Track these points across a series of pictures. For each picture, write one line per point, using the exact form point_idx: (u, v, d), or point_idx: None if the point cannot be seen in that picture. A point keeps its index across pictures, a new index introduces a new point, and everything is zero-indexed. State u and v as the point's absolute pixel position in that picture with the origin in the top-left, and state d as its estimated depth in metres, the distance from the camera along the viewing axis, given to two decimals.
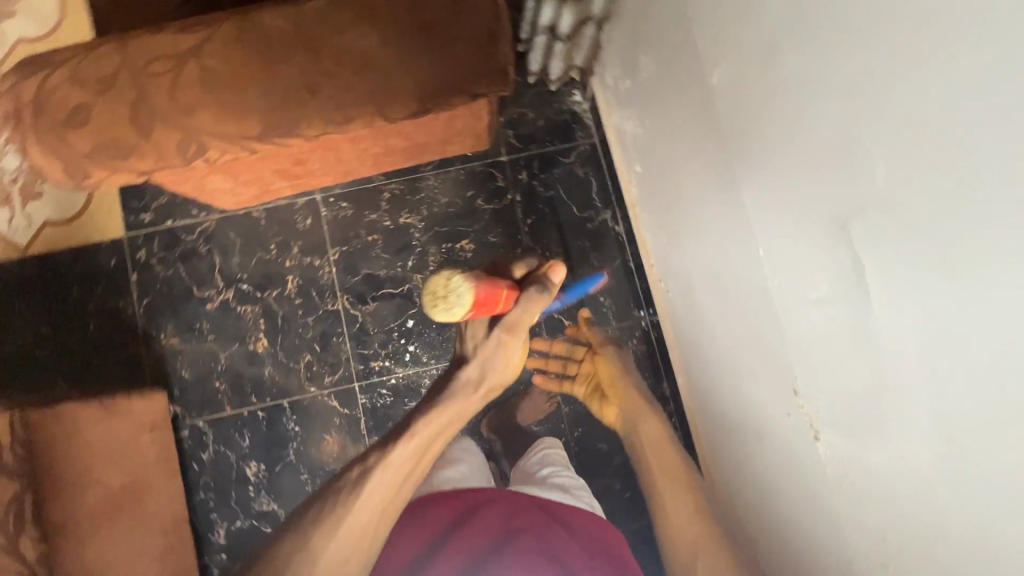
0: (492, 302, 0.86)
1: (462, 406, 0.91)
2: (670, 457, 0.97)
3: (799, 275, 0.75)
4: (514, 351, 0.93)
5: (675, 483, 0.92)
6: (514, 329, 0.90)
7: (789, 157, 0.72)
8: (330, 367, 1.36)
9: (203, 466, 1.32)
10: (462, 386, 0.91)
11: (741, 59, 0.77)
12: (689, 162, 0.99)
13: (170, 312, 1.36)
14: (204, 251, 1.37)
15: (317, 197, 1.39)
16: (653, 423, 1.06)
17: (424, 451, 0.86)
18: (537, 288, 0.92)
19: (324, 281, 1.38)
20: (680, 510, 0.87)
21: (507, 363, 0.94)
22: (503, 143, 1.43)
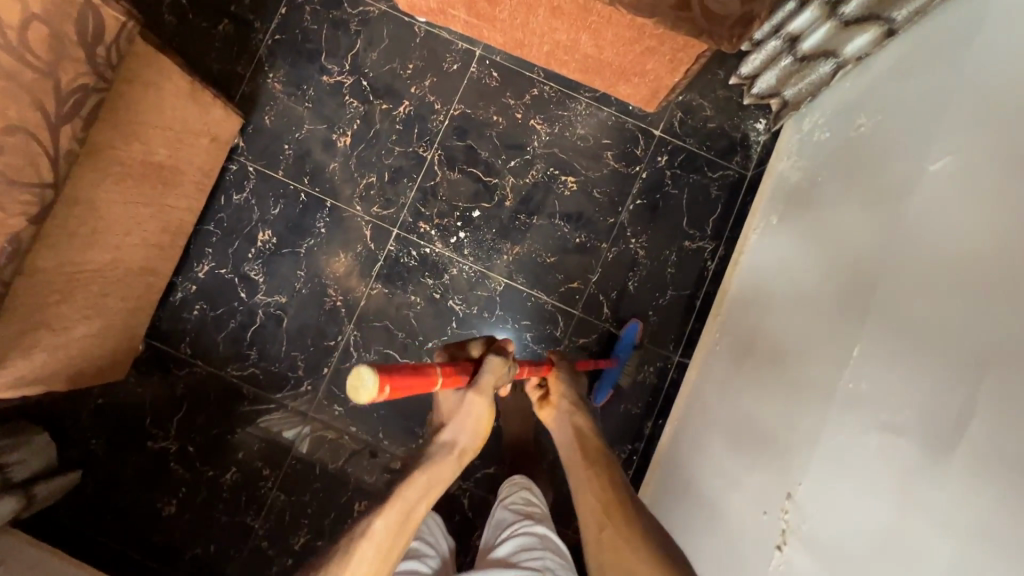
0: (428, 382, 0.65)
1: (439, 468, 0.73)
2: (591, 446, 0.88)
3: (879, 390, 0.68)
4: (484, 420, 0.75)
5: (587, 462, 0.85)
6: (479, 392, 0.74)
7: (952, 276, 0.65)
8: (385, 201, 1.33)
9: (228, 204, 1.32)
10: (438, 448, 0.75)
11: (972, 158, 0.69)
12: (836, 236, 0.92)
13: (290, 59, 1.33)
14: (352, 29, 1.33)
15: (477, 51, 1.34)
16: (574, 418, 0.93)
17: (400, 528, 0.71)
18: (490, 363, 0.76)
19: (431, 127, 1.33)
20: (588, 494, 0.82)
21: (472, 424, 0.74)
22: (666, 119, 1.34)
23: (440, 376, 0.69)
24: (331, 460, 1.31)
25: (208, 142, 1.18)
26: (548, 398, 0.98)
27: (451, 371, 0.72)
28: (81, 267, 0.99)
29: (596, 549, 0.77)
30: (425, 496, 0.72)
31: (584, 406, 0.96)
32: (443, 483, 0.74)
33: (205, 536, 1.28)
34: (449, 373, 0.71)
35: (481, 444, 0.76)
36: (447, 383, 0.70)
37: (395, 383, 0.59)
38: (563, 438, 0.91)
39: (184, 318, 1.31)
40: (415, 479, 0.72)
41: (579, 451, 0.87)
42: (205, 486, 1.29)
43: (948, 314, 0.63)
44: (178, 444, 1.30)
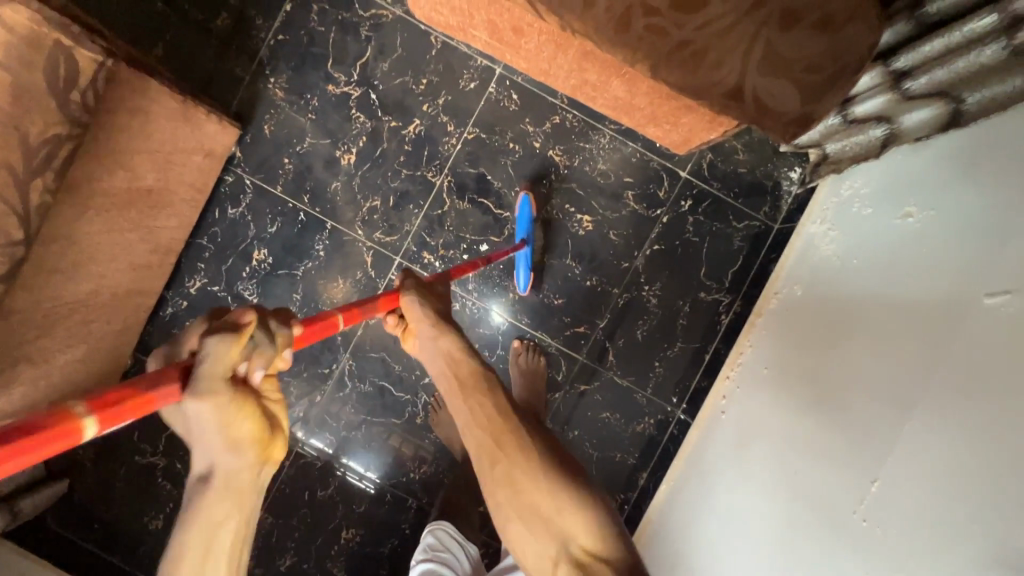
0: (62, 435, 0.36)
1: (204, 506, 0.46)
2: (467, 371, 0.75)
3: (908, 535, 0.70)
4: (232, 417, 0.45)
5: (463, 391, 0.74)
6: (199, 394, 0.44)
7: (994, 461, 0.62)
8: (388, 227, 1.26)
9: (222, 218, 1.24)
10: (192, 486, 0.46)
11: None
12: (859, 341, 0.88)
13: (293, 64, 1.22)
14: (363, 35, 1.22)
15: (497, 70, 1.23)
16: (437, 339, 0.77)
17: None
18: (209, 345, 0.45)
19: (443, 150, 1.25)
20: (472, 423, 0.71)
21: (232, 438, 0.45)
22: (695, 160, 1.26)
23: (89, 415, 0.38)
24: (320, 487, 1.30)
25: (201, 157, 1.10)
26: (407, 327, 0.82)
27: (115, 397, 0.40)
28: (60, 299, 0.93)
29: (492, 482, 0.67)
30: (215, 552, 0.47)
31: (446, 321, 0.79)
32: (229, 523, 0.47)
33: None
34: (104, 406, 0.39)
35: (270, 453, 0.48)
36: (173, 395, 0.43)
37: None
38: (435, 367, 0.77)
39: (174, 334, 1.26)
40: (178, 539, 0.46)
41: (453, 377, 0.75)
42: None
43: (991, 508, 0.62)
44: (166, 460, 1.28)
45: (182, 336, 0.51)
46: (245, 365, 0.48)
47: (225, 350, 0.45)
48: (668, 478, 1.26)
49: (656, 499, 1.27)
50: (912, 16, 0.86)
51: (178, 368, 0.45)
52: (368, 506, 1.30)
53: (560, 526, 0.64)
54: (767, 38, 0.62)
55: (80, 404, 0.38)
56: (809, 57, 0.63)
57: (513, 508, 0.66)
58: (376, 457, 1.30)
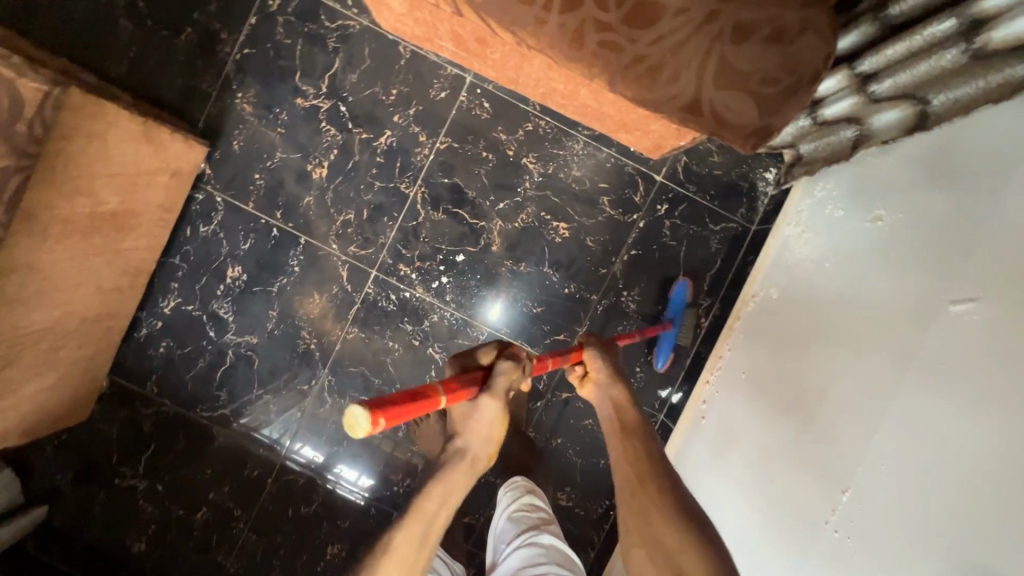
0: (431, 402, 0.62)
1: (450, 480, 0.73)
2: (630, 420, 0.83)
3: (876, 539, 0.71)
4: (496, 422, 0.73)
5: (624, 434, 0.81)
6: (495, 394, 0.73)
7: (965, 475, 0.63)
8: (363, 240, 1.24)
9: (194, 236, 1.23)
10: (450, 455, 0.74)
11: (994, 325, 0.64)
12: (830, 344, 0.88)
13: (260, 78, 1.21)
14: (330, 46, 1.20)
15: (467, 78, 1.22)
16: (614, 391, 0.86)
17: (425, 541, 0.72)
18: (502, 370, 0.74)
19: (415, 161, 1.23)
20: (624, 462, 0.79)
21: (482, 432, 0.74)
22: (670, 164, 1.25)
23: (442, 394, 0.65)
24: (304, 504, 1.29)
25: (168, 177, 1.08)
26: (587, 375, 0.90)
27: (454, 385, 0.69)
28: (25, 329, 0.92)
29: (626, 511, 0.75)
30: (446, 503, 0.72)
31: (622, 377, 0.88)
32: (457, 496, 0.73)
33: (176, 573, 1.27)
34: (452, 390, 0.67)
35: (495, 454, 0.76)
36: (469, 391, 0.71)
37: (389, 414, 0.57)
38: (601, 409, 0.87)
39: (150, 355, 1.25)
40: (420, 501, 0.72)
41: (618, 425, 0.82)
42: (175, 525, 1.27)
43: (959, 522, 0.62)
44: (146, 482, 1.27)
45: (473, 353, 0.83)
46: (512, 391, 0.76)
47: (512, 375, 0.75)
48: None
49: None
50: (876, 18, 0.84)
51: (481, 372, 0.74)
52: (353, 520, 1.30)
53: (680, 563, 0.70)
54: (721, 52, 0.61)
55: (438, 386, 0.65)
56: (764, 70, 0.62)
57: (647, 547, 0.72)
58: (360, 471, 1.30)
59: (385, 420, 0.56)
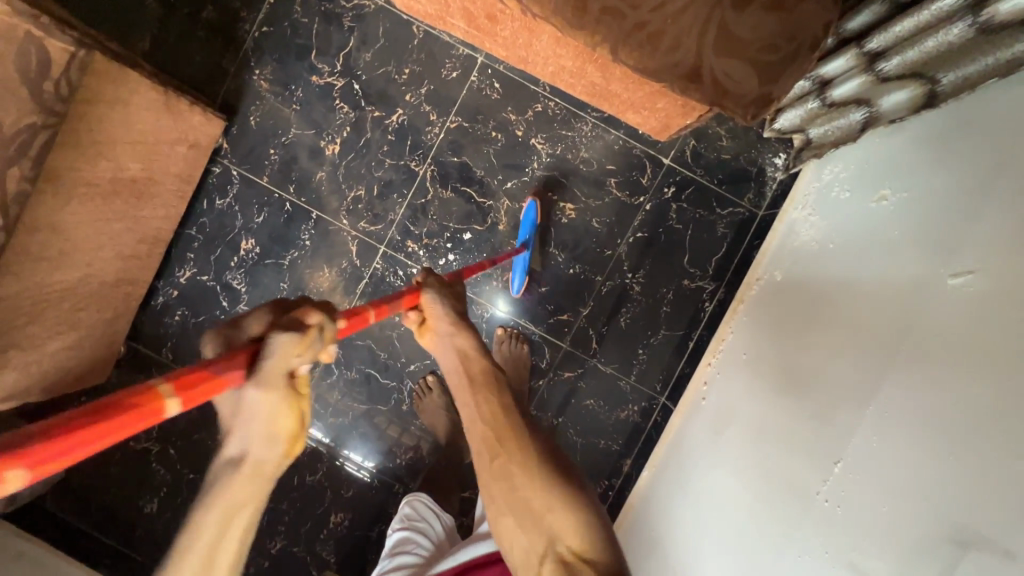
0: (134, 416, 0.40)
1: (232, 495, 0.45)
2: (477, 369, 0.73)
3: (868, 504, 0.71)
4: (283, 409, 0.48)
5: (472, 386, 0.72)
6: (260, 382, 0.47)
7: (956, 438, 0.63)
8: (373, 215, 1.27)
9: (211, 208, 1.27)
10: (219, 468, 0.47)
11: (986, 296, 0.65)
12: (828, 323, 0.89)
13: (277, 56, 1.24)
14: (346, 25, 1.23)
15: (478, 58, 1.24)
16: (458, 337, 0.76)
17: None
18: (271, 343, 0.48)
19: (426, 139, 1.26)
20: (471, 412, 0.70)
21: (260, 434, 0.47)
22: (678, 147, 1.26)
23: (171, 394, 0.43)
24: (309, 472, 1.32)
25: (186, 148, 1.12)
26: (425, 322, 0.80)
27: (201, 374, 0.45)
28: (49, 288, 0.96)
29: (486, 478, 0.65)
30: (215, 553, 0.45)
31: (465, 321, 0.79)
32: (249, 514, 0.46)
33: (184, 535, 1.32)
34: (188, 380, 0.44)
35: (297, 449, 0.50)
36: (232, 376, 0.47)
37: (39, 456, 0.34)
38: (446, 361, 0.76)
39: (166, 323, 1.29)
40: (183, 548, 0.44)
41: (464, 375, 0.73)
42: (186, 488, 1.32)
43: (948, 486, 0.62)
44: (160, 446, 1.32)
45: (243, 322, 0.58)
46: (306, 362, 0.52)
47: (300, 343, 0.49)
48: (649, 462, 1.27)
49: (638, 485, 1.27)
50: None
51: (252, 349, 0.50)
52: (356, 490, 1.33)
53: (550, 525, 0.62)
54: (722, 16, 0.62)
55: (163, 385, 0.43)
56: (763, 37, 0.63)
57: (503, 501, 0.64)
58: (364, 444, 1.33)
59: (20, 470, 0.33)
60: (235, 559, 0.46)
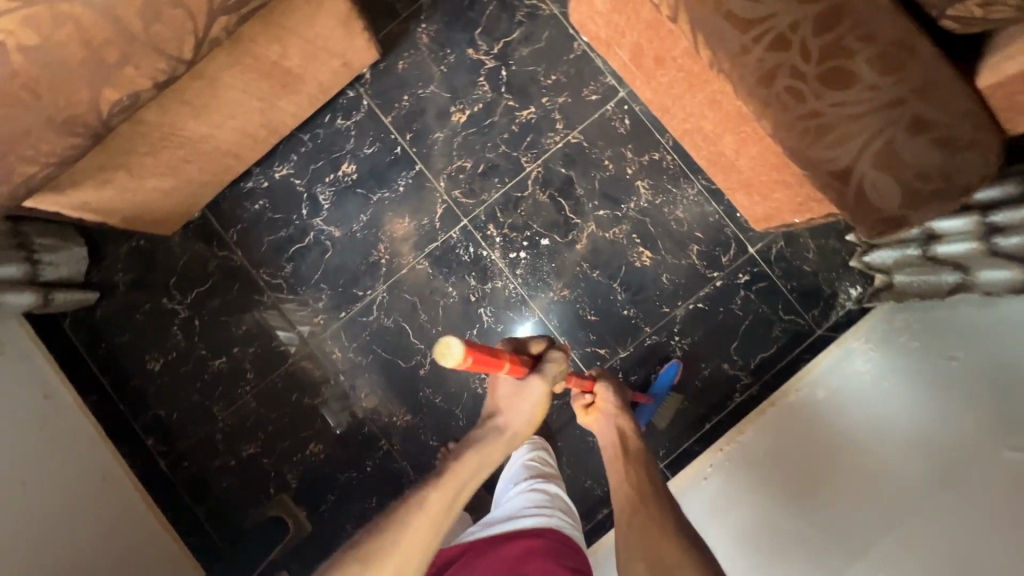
0: (497, 363, 0.76)
1: (489, 448, 0.82)
2: (633, 447, 1.01)
3: None
4: (541, 404, 0.85)
5: (626, 459, 0.99)
6: (545, 376, 0.85)
7: None
8: (468, 190, 1.33)
9: (330, 124, 1.34)
10: (486, 430, 0.85)
11: None
12: (875, 472, 0.92)
13: (446, 19, 1.33)
14: (517, 19, 1.32)
15: (620, 92, 1.31)
16: (621, 422, 1.04)
17: (443, 517, 0.76)
18: (551, 360, 0.87)
19: (543, 142, 1.32)
20: (624, 488, 0.95)
21: (513, 408, 0.85)
22: (767, 242, 1.30)
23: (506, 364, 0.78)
24: (308, 394, 1.35)
25: (339, 64, 1.19)
26: (593, 404, 1.08)
27: (517, 360, 0.82)
28: (178, 132, 1.03)
29: (629, 530, 0.86)
30: (470, 483, 0.79)
31: (627, 412, 1.06)
32: (489, 467, 0.82)
33: (174, 404, 1.35)
34: (514, 363, 0.81)
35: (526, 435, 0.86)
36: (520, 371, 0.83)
37: (475, 356, 0.71)
38: (606, 436, 1.05)
39: (244, 206, 1.35)
40: (463, 460, 0.80)
41: (621, 449, 1.01)
42: (194, 361, 1.36)
43: None
44: (187, 314, 1.36)
45: (525, 341, 0.89)
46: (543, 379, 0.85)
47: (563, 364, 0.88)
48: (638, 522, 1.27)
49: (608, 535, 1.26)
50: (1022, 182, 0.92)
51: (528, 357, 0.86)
52: (344, 430, 1.34)
53: None
54: (891, 138, 0.67)
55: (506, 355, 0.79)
56: (922, 167, 0.67)
57: (641, 549, 0.83)
58: (368, 391, 1.34)
59: (470, 358, 0.69)
60: (456, 503, 0.78)
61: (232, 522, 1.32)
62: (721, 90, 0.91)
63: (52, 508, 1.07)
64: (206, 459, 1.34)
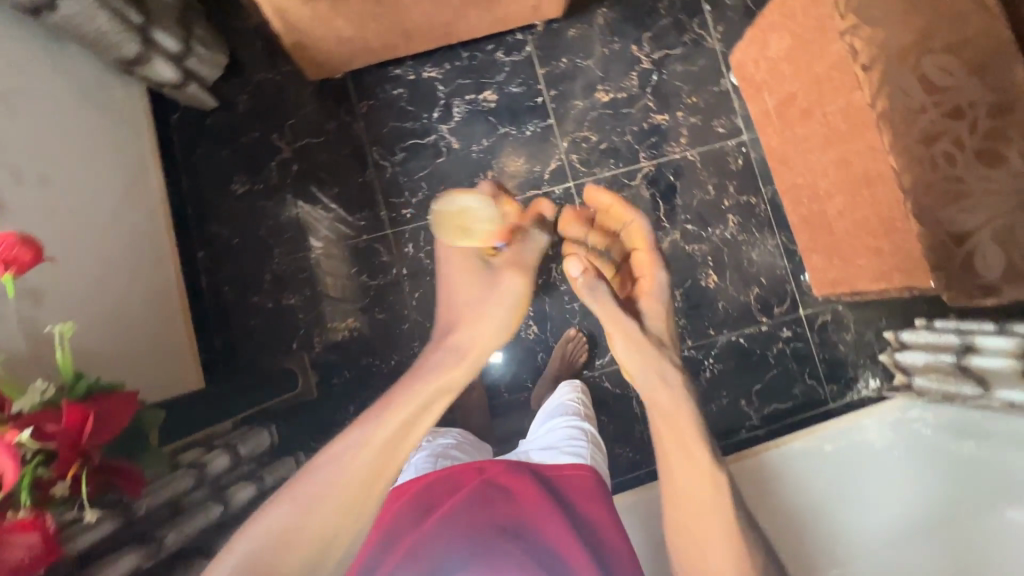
0: None
1: (455, 367, 0.72)
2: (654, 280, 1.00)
3: None
4: (513, 308, 0.83)
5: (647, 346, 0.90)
6: (509, 262, 0.86)
7: None
8: (585, 159, 1.44)
9: (490, 52, 1.44)
10: (449, 351, 0.75)
11: None
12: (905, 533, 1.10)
13: (626, 13, 1.47)
14: (684, 39, 1.47)
15: (744, 135, 1.45)
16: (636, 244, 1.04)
17: (419, 411, 0.65)
18: (517, 232, 0.90)
19: (664, 147, 1.45)
20: (688, 465, 0.80)
21: (472, 314, 0.81)
22: (816, 310, 1.43)
23: None
24: (367, 274, 1.39)
25: (531, 4, 1.32)
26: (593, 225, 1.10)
27: None
28: None
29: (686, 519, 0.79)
30: (441, 392, 0.69)
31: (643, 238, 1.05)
32: (460, 377, 0.73)
33: (239, 231, 1.39)
34: None
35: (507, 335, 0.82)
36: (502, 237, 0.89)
37: None
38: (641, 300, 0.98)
39: (383, 88, 1.43)
40: (425, 378, 0.69)
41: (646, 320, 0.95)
42: (276, 201, 1.40)
43: None
44: (289, 158, 1.41)
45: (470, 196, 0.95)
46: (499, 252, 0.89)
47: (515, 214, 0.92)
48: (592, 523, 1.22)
49: None
50: None
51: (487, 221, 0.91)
52: (386, 319, 1.38)
53: None
54: (1015, 222, 0.81)
55: None
56: None
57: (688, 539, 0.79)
58: (422, 293, 1.39)
59: None
60: (436, 403, 0.68)
61: (247, 359, 1.35)
62: (857, 151, 1.06)
63: (122, 292, 1.10)
64: (246, 292, 1.37)
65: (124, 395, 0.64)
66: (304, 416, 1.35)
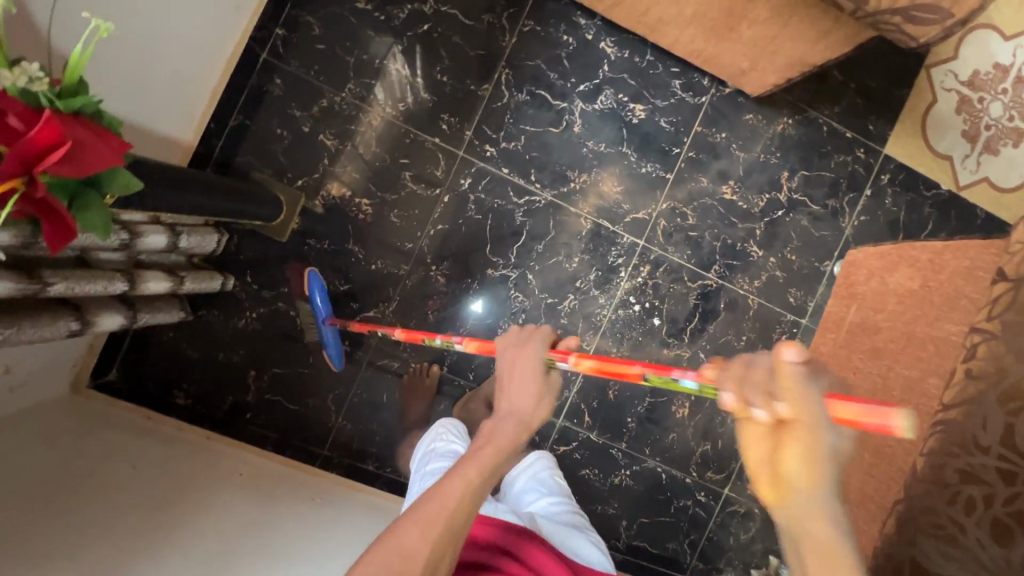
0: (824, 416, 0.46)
1: (502, 433, 0.63)
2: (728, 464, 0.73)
3: None
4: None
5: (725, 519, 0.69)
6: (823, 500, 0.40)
7: None
8: (668, 232, 1.35)
9: (670, 76, 1.33)
10: (504, 426, 0.63)
11: None
12: None
13: (803, 140, 1.38)
14: (827, 202, 1.40)
15: (804, 319, 1.41)
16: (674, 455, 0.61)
17: (488, 473, 0.61)
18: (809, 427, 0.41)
19: (737, 276, 1.38)
20: None
21: (524, 394, 0.65)
22: (736, 497, 1.43)
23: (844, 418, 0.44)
24: (410, 174, 1.27)
25: (741, 66, 1.21)
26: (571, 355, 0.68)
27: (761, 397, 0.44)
28: None
29: None
30: (505, 454, 0.62)
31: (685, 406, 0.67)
32: (511, 438, 0.63)
33: (330, 41, 1.23)
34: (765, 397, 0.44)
35: None
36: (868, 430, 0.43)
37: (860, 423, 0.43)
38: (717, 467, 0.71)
39: (557, 25, 1.29)
40: (495, 443, 0.62)
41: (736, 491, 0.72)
42: (385, 42, 1.24)
43: None
44: (427, 15, 1.25)
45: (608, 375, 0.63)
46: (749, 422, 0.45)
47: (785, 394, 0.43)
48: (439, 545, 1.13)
49: None
50: None
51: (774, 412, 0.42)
52: (395, 224, 1.27)
53: None
54: None
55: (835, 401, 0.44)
56: None
57: None
58: (443, 229, 1.28)
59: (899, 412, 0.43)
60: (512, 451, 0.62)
61: (247, 159, 1.21)
62: None
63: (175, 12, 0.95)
64: (292, 100, 1.22)
65: (116, 142, 0.53)
66: (259, 249, 1.23)
